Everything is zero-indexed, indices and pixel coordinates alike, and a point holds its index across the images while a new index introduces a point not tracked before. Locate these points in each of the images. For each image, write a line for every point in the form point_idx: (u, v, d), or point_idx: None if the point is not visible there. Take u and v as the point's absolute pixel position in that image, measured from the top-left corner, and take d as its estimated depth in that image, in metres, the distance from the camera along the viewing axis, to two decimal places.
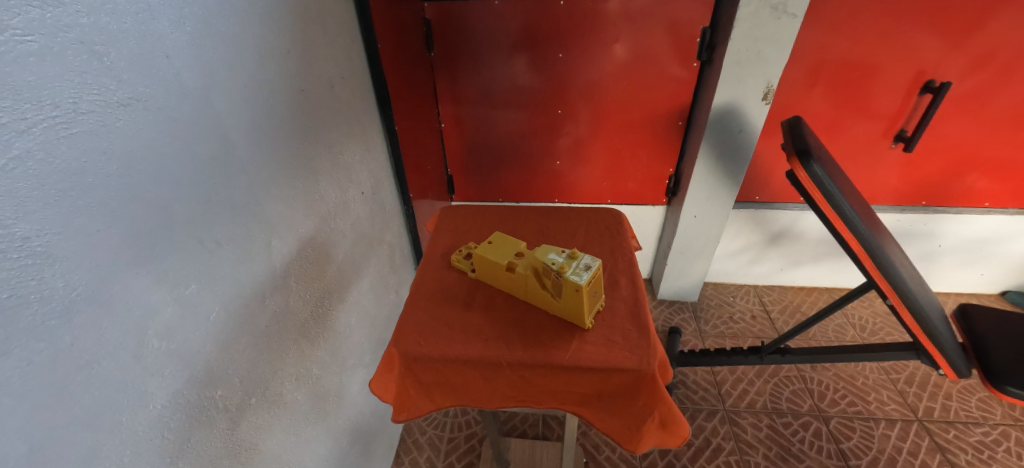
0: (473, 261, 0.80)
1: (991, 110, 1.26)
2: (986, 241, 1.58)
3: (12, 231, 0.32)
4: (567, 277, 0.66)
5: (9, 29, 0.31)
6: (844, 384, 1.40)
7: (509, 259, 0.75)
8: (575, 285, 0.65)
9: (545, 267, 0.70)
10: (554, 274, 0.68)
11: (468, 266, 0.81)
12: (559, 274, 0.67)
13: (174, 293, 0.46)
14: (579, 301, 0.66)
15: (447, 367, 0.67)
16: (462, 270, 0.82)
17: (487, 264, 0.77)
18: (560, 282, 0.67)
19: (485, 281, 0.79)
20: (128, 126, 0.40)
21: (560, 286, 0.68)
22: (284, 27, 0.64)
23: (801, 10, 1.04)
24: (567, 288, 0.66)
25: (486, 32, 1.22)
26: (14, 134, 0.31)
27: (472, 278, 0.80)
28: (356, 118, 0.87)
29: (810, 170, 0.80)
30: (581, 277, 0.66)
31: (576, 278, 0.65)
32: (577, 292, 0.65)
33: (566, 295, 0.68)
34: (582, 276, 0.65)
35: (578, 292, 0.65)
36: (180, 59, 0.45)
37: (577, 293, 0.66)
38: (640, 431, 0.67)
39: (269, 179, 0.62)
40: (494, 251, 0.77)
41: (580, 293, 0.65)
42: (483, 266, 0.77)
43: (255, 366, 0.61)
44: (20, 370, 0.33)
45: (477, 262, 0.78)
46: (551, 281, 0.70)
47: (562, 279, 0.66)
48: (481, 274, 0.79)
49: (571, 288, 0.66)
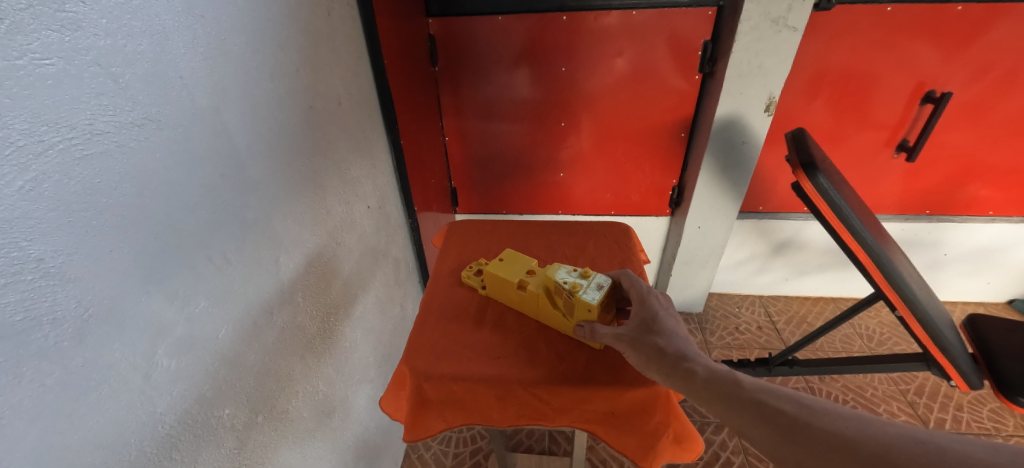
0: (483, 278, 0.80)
1: (993, 120, 1.27)
2: (991, 249, 1.58)
3: (26, 253, 0.32)
4: (580, 297, 0.66)
5: (27, 53, 0.31)
6: (853, 396, 1.38)
7: (520, 277, 0.74)
8: (586, 305, 0.66)
9: (557, 286, 0.70)
10: (564, 294, 0.68)
11: (479, 283, 0.81)
12: (572, 293, 0.67)
13: (184, 312, 0.46)
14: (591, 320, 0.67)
15: (458, 386, 0.66)
16: (473, 286, 0.82)
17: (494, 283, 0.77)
18: (570, 302, 0.68)
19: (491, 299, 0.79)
20: (141, 146, 0.40)
21: (570, 306, 0.69)
22: (294, 45, 0.65)
23: (801, 23, 1.05)
24: (578, 308, 0.67)
25: (490, 47, 1.24)
26: (30, 157, 0.32)
27: (483, 296, 0.80)
28: (361, 133, 0.88)
29: (816, 182, 0.80)
30: (594, 297, 0.67)
31: (589, 298, 0.66)
32: (589, 313, 0.66)
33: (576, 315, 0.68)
34: (593, 296, 0.66)
35: (591, 312, 0.66)
36: (194, 79, 0.46)
37: (589, 314, 0.67)
38: (654, 448, 0.66)
39: (277, 196, 0.62)
40: (505, 269, 0.77)
41: (592, 314, 0.66)
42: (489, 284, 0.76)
43: (261, 382, 0.60)
44: (32, 392, 0.33)
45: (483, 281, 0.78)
46: (563, 301, 0.70)
47: (574, 299, 0.67)
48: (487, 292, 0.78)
49: (583, 308, 0.67)
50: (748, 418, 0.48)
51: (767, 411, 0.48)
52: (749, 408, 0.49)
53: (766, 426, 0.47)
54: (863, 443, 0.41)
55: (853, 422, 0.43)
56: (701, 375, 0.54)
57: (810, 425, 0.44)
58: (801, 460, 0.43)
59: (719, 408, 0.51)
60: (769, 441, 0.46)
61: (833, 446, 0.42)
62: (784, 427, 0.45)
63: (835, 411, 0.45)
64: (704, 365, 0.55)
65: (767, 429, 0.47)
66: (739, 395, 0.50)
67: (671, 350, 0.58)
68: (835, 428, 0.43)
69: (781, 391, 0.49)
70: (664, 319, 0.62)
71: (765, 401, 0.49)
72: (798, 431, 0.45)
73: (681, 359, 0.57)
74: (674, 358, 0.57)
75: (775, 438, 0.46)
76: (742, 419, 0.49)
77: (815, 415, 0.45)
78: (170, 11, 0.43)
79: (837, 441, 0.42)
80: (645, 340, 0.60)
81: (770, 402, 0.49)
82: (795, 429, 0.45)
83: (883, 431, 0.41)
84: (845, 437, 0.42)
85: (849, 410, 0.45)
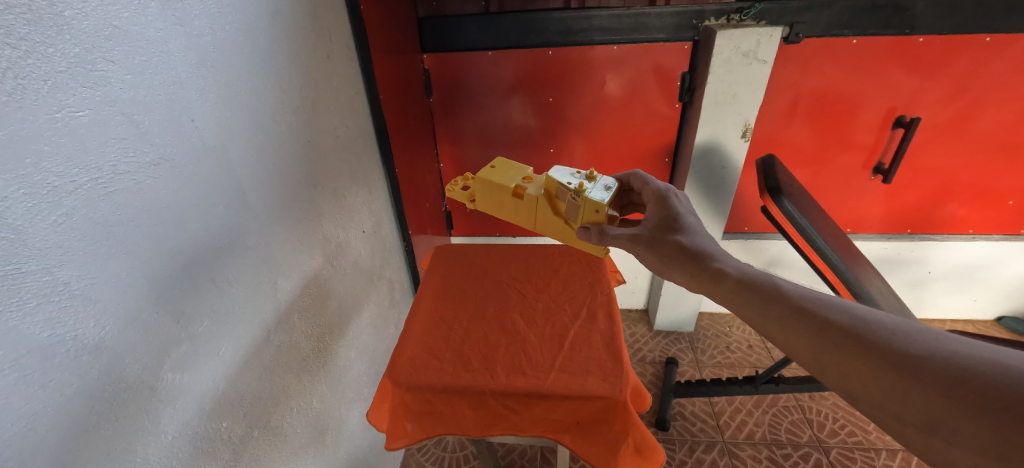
0: (473, 192, 0.92)
1: (964, 142, 1.32)
2: (974, 267, 1.62)
3: (54, 277, 0.36)
4: (589, 196, 0.75)
5: (65, 107, 0.36)
6: (843, 414, 1.39)
7: (518, 185, 0.85)
8: (595, 206, 0.75)
9: (563, 188, 0.79)
10: (572, 194, 0.77)
11: (466, 197, 0.92)
12: (579, 193, 0.76)
13: (189, 330, 0.51)
14: (598, 222, 0.76)
15: (436, 397, 0.70)
16: (457, 198, 0.92)
17: (497, 186, 0.86)
18: (579, 202, 0.76)
19: (492, 204, 0.90)
20: (156, 183, 0.45)
21: (578, 207, 0.77)
22: (295, 86, 0.71)
23: (770, 56, 1.14)
24: (586, 208, 0.76)
25: (482, 79, 1.31)
26: (62, 195, 0.37)
27: (471, 208, 0.92)
28: (358, 163, 0.94)
29: (782, 205, 0.88)
30: (601, 197, 0.75)
31: (597, 197, 0.75)
32: (597, 213, 0.75)
33: (584, 216, 0.77)
34: (601, 196, 0.75)
35: (598, 212, 0.75)
36: (203, 121, 0.52)
37: (597, 215, 0.76)
38: (616, 457, 0.70)
39: (277, 222, 0.68)
40: (501, 177, 0.87)
41: (600, 214, 0.75)
42: (490, 189, 0.87)
43: (258, 398, 0.64)
44: (54, 401, 0.37)
45: (485, 186, 0.87)
46: (569, 202, 0.79)
47: (582, 198, 0.75)
48: (489, 197, 0.89)
49: (592, 209, 0.75)
50: (792, 327, 0.48)
51: (816, 321, 0.47)
52: (794, 316, 0.49)
53: (808, 334, 0.47)
54: (929, 360, 0.39)
55: (917, 337, 0.41)
56: (733, 276, 0.56)
57: (863, 335, 0.43)
58: (848, 371, 0.43)
59: (760, 316, 0.52)
60: (811, 349, 0.46)
61: (886, 357, 0.41)
62: (833, 337, 0.45)
63: (895, 325, 0.43)
64: (737, 268, 0.58)
65: (810, 337, 0.46)
66: (784, 300, 0.51)
67: (696, 248, 0.63)
68: (892, 341, 0.42)
69: (835, 303, 0.48)
70: (685, 219, 0.68)
71: (815, 310, 0.48)
72: (848, 341, 0.44)
73: (707, 259, 0.61)
74: (700, 254, 0.62)
75: (822, 346, 0.45)
76: (780, 326, 0.50)
77: (870, 327, 0.44)
78: (187, 64, 0.49)
79: (890, 352, 0.41)
80: (668, 240, 0.65)
81: (819, 313, 0.48)
82: (844, 339, 0.44)
83: (951, 349, 0.39)
84: (903, 351, 0.40)
85: (915, 326, 0.43)
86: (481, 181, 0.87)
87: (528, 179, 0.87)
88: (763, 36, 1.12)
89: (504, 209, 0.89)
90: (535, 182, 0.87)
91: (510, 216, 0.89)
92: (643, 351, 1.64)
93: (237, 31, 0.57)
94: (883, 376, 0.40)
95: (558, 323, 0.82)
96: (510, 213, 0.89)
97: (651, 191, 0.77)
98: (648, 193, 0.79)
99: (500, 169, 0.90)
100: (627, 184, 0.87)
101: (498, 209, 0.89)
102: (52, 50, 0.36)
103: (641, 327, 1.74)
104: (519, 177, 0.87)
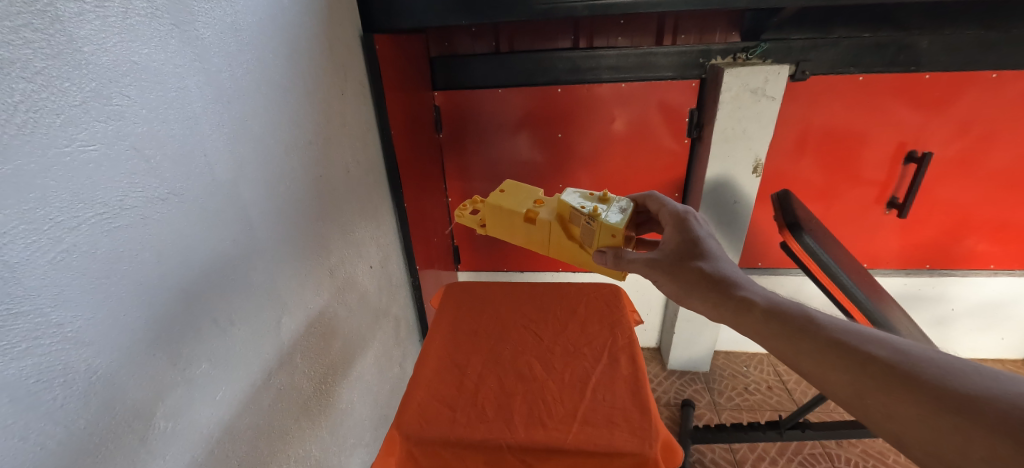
0: (484, 216, 0.90)
1: (978, 176, 1.31)
2: (997, 303, 1.57)
3: (48, 318, 0.34)
4: (604, 220, 0.73)
5: (75, 141, 0.35)
6: (873, 462, 1.30)
7: (529, 209, 0.84)
8: (612, 231, 0.73)
9: (576, 213, 0.77)
10: (587, 219, 0.75)
11: (477, 222, 0.91)
12: (592, 218, 0.74)
13: (185, 373, 0.48)
14: (615, 245, 0.75)
15: (448, 451, 0.66)
16: (468, 223, 0.91)
17: (507, 211, 0.85)
18: (594, 227, 0.75)
19: (502, 228, 0.88)
20: (162, 219, 0.44)
21: (593, 232, 0.76)
22: (308, 122, 0.72)
23: (777, 92, 1.15)
24: (602, 233, 0.74)
25: (490, 114, 1.32)
26: (65, 231, 0.35)
27: (482, 232, 0.90)
28: (367, 197, 0.93)
29: (803, 242, 0.86)
30: (616, 220, 0.73)
31: (612, 221, 0.73)
32: (614, 237, 0.74)
33: (599, 241, 0.76)
34: (618, 220, 0.73)
35: (615, 236, 0.73)
36: (215, 156, 0.51)
37: (612, 239, 0.74)
38: None
39: (283, 258, 0.66)
40: (510, 200, 0.86)
41: (616, 238, 0.73)
42: (501, 213, 0.86)
43: (254, 448, 0.60)
44: (35, 454, 0.34)
45: (496, 210, 0.86)
46: (583, 227, 0.77)
47: (597, 223, 0.74)
48: (500, 220, 0.87)
49: (608, 234, 0.74)
50: (827, 361, 0.45)
51: (856, 357, 0.43)
52: (828, 349, 0.45)
53: (849, 374, 0.43)
54: (992, 403, 0.35)
55: (973, 378, 0.38)
56: (759, 306, 0.53)
57: (911, 374, 0.40)
58: (899, 416, 0.39)
59: (792, 348, 0.48)
60: (850, 387, 0.43)
61: (939, 398, 0.37)
62: (876, 375, 0.41)
63: (944, 362, 0.40)
64: (764, 297, 0.54)
65: (848, 373, 0.43)
66: (817, 333, 0.47)
67: (717, 276, 0.60)
68: (945, 381, 0.38)
69: (874, 337, 0.45)
70: (705, 243, 0.66)
71: (855, 344, 0.44)
72: (892, 379, 0.40)
73: (732, 287, 0.58)
74: (723, 283, 0.59)
75: (868, 386, 0.41)
76: (813, 362, 0.46)
77: (917, 365, 0.40)
78: (202, 100, 0.49)
79: (944, 393, 0.37)
80: (689, 266, 0.63)
81: (858, 347, 0.44)
82: (889, 378, 0.40)
83: (1014, 391, 0.35)
84: (958, 392, 0.37)
85: (966, 363, 0.39)
86: (491, 206, 0.86)
87: (540, 202, 0.86)
88: (771, 73, 1.13)
89: (515, 233, 0.87)
90: (546, 205, 0.85)
91: (522, 239, 0.87)
92: (657, 392, 1.57)
93: (254, 67, 0.58)
94: (938, 422, 0.36)
95: (577, 368, 0.78)
96: (521, 237, 0.87)
97: (669, 213, 0.75)
98: (665, 214, 0.77)
99: (510, 193, 0.89)
100: (643, 204, 0.86)
101: (510, 233, 0.88)
102: (68, 85, 0.35)
103: (654, 366, 1.67)
104: (530, 201, 0.86)
